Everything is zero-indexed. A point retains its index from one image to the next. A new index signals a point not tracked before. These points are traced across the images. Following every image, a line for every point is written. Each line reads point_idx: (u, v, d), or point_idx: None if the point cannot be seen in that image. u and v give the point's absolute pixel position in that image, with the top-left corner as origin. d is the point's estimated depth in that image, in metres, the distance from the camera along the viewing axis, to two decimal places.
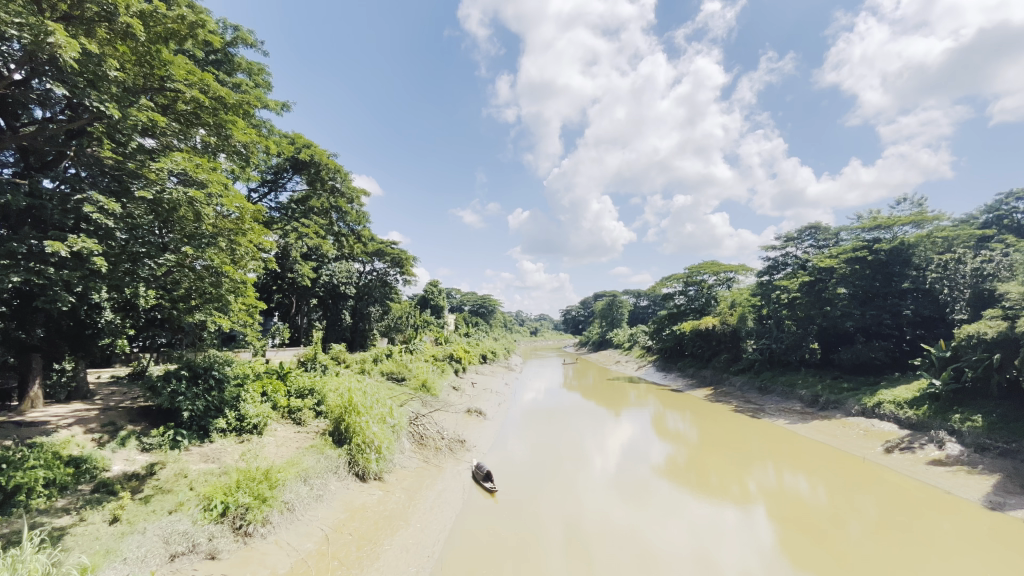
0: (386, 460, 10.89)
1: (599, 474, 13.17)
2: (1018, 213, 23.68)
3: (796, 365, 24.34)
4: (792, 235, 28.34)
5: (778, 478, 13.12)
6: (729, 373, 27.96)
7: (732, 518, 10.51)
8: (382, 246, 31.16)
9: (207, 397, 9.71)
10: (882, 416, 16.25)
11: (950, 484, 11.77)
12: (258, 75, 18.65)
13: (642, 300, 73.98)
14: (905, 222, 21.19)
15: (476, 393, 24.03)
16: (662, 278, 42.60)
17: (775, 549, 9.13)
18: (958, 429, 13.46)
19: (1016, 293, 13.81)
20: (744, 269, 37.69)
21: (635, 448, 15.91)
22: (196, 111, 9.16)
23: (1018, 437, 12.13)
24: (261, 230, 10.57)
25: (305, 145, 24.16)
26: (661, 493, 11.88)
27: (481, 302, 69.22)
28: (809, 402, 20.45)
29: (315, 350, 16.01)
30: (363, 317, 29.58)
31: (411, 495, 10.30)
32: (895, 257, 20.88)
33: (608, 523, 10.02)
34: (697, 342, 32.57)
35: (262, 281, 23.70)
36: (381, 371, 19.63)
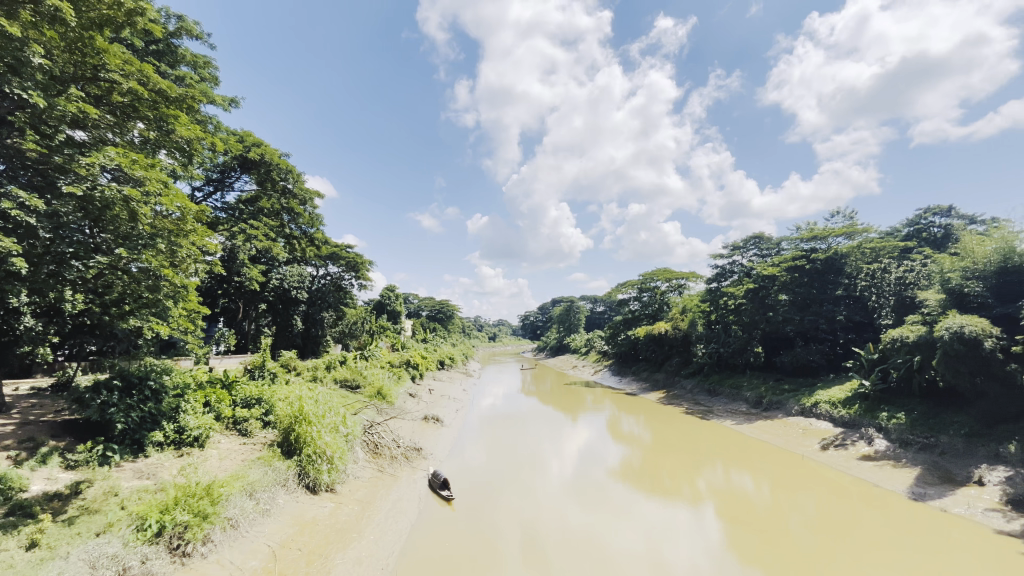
0: (339, 471, 10.53)
1: (556, 479, 13.26)
2: (935, 227, 25.97)
3: (742, 368, 25.33)
4: (738, 244, 29.80)
5: (726, 477, 13.65)
6: (681, 377, 29.00)
7: (684, 518, 10.85)
8: (336, 250, 30.39)
9: (142, 409, 9.06)
10: (819, 415, 17.28)
11: (879, 478, 12.67)
12: (204, 69, 17.75)
13: (599, 306, 75.64)
14: (838, 234, 22.70)
15: (433, 400, 23.66)
16: (617, 285, 43.69)
17: (723, 546, 9.50)
18: (885, 426, 14.51)
19: (934, 300, 15.11)
20: (695, 276, 39.24)
21: (591, 452, 16.17)
22: (134, 104, 8.64)
23: (935, 433, 13.17)
24: (205, 231, 10.02)
25: (255, 144, 23.09)
26: (618, 495, 12.11)
27: (439, 308, 68.07)
28: (753, 403, 21.50)
29: (263, 358, 15.30)
30: (316, 323, 28.45)
31: (364, 507, 9.99)
32: (829, 266, 22.29)
33: (565, 527, 10.11)
34: (650, 346, 33.38)
35: (206, 284, 22.50)
36: (334, 379, 18.99)
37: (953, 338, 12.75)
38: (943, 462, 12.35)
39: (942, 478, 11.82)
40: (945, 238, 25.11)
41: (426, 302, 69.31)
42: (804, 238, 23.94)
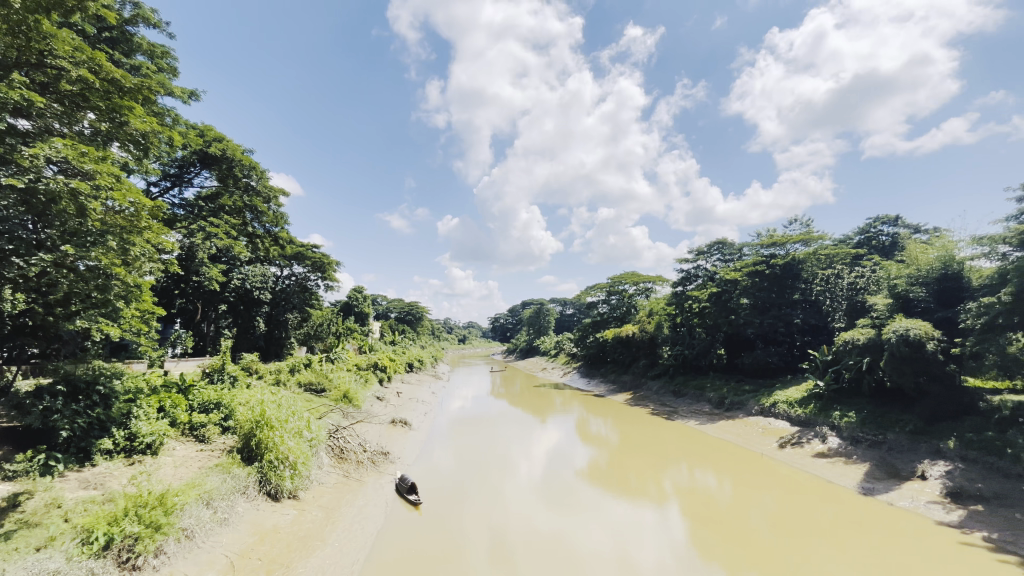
0: (303, 476, 10.24)
1: (525, 481, 13.31)
2: (883, 235, 27.44)
3: (705, 369, 26.09)
4: (702, 249, 30.65)
5: (690, 476, 14.00)
6: (648, 379, 29.60)
7: (649, 517, 11.06)
8: (302, 250, 29.73)
9: (89, 414, 8.60)
10: (777, 415, 17.97)
11: (832, 474, 13.26)
12: (161, 59, 16.98)
13: (568, 308, 76.34)
14: (796, 241, 23.65)
15: (401, 403, 23.34)
16: (587, 288, 44.20)
17: (687, 544, 9.73)
18: (837, 424, 15.20)
19: (882, 304, 15.96)
20: (661, 280, 40.13)
21: (560, 454, 16.30)
22: (84, 93, 8.19)
23: (883, 430, 13.89)
24: (160, 228, 9.54)
25: (216, 138, 22.14)
26: (585, 496, 12.27)
27: (408, 309, 67.04)
28: (716, 403, 22.14)
29: (223, 361, 14.74)
30: (279, 325, 27.91)
31: (328, 513, 9.77)
32: (787, 271, 23.17)
33: (533, 529, 10.15)
34: (618, 348, 33.95)
35: (161, 283, 21.53)
36: (298, 382, 18.47)
37: (899, 341, 13.50)
38: (890, 458, 13.04)
39: (888, 473, 12.48)
40: (891, 246, 26.59)
41: (394, 304, 68.23)
42: (764, 244, 24.83)
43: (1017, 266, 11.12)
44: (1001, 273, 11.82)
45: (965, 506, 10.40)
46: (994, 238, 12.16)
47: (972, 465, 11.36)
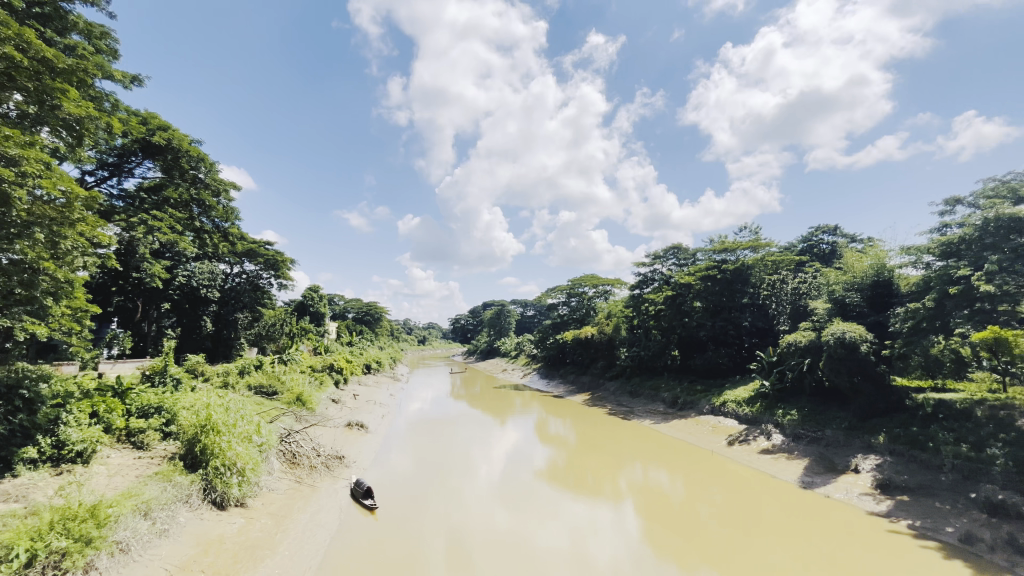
0: (251, 483, 9.80)
1: (484, 482, 13.29)
2: (823, 243, 29.17)
3: (660, 370, 26.90)
4: (659, 254, 31.58)
5: (645, 474, 14.40)
6: (606, 380, 30.22)
7: (606, 515, 11.28)
8: (254, 246, 28.91)
9: (10, 422, 7.91)
10: (726, 414, 18.76)
11: (775, 469, 13.99)
12: (100, 40, 15.87)
13: (529, 310, 76.84)
14: (745, 247, 24.71)
15: (357, 405, 22.78)
16: (547, 289, 44.64)
17: (641, 541, 9.98)
18: (780, 422, 16.05)
19: (822, 309, 16.90)
20: (620, 283, 41.07)
21: (519, 454, 16.37)
22: (10, 72, 7.49)
23: (822, 427, 14.75)
24: (95, 220, 8.91)
25: (161, 127, 20.66)
26: (543, 496, 12.36)
27: (367, 309, 65.45)
28: (670, 403, 22.88)
29: (165, 363, 13.91)
30: (228, 324, 26.65)
31: (278, 520, 9.40)
32: (737, 276, 24.22)
33: (491, 530, 10.14)
34: (577, 349, 34.47)
35: (96, 280, 20.16)
36: (248, 385, 17.70)
37: (837, 343, 14.37)
38: (827, 453, 13.87)
39: (826, 467, 13.27)
40: (831, 254, 28.32)
41: (352, 304, 66.54)
42: (716, 250, 25.80)
43: (939, 274, 12.09)
44: (926, 280, 12.79)
45: (892, 497, 11.20)
46: (919, 248, 13.13)
47: (899, 458, 12.25)
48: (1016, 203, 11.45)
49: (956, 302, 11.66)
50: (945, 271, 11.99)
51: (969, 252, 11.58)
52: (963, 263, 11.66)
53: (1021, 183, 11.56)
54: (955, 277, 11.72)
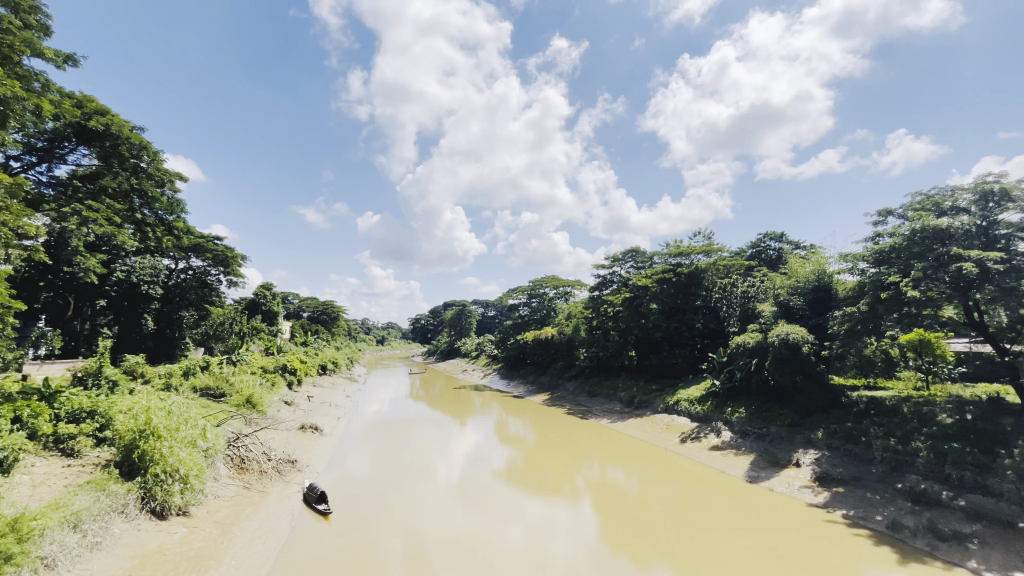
0: (195, 490, 9.31)
1: (442, 484, 13.16)
2: (770, 250, 30.71)
3: (618, 370, 27.52)
4: (618, 256, 32.30)
5: (602, 473, 14.67)
6: (565, 380, 30.64)
7: (564, 514, 11.41)
8: (201, 241, 27.60)
9: None
10: (679, 412, 19.42)
11: (723, 465, 14.63)
12: (29, 15, 14.67)
13: (490, 310, 76.85)
14: (699, 252, 25.65)
15: (311, 407, 22.03)
16: (509, 290, 44.75)
17: (598, 538, 10.16)
18: (729, 419, 16.77)
19: (766, 312, 17.55)
20: (580, 284, 41.73)
21: (478, 455, 16.33)
22: None
23: (767, 424, 15.51)
24: (22, 210, 8.24)
25: (98, 111, 19.23)
26: (502, 496, 12.39)
27: (323, 308, 63.47)
28: (626, 402, 23.46)
29: (99, 363, 12.98)
30: (172, 323, 25.14)
31: (224, 529, 8.97)
32: (691, 279, 25.11)
33: (449, 531, 10.10)
34: (537, 350, 34.74)
35: (21, 274, 18.67)
36: (193, 387, 16.78)
37: (781, 344, 15.16)
38: (771, 449, 14.59)
39: (770, 462, 13.97)
40: (777, 260, 29.88)
41: (308, 302, 64.33)
42: (672, 253, 26.63)
43: (872, 281, 13.06)
44: (861, 286, 13.68)
45: (830, 489, 11.91)
46: (856, 256, 14.03)
47: (835, 452, 13.04)
48: (939, 215, 12.44)
49: (886, 307, 12.55)
50: (877, 277, 12.98)
51: (899, 260, 12.44)
52: (894, 270, 12.72)
53: (944, 198, 12.57)
54: (887, 284, 12.71)
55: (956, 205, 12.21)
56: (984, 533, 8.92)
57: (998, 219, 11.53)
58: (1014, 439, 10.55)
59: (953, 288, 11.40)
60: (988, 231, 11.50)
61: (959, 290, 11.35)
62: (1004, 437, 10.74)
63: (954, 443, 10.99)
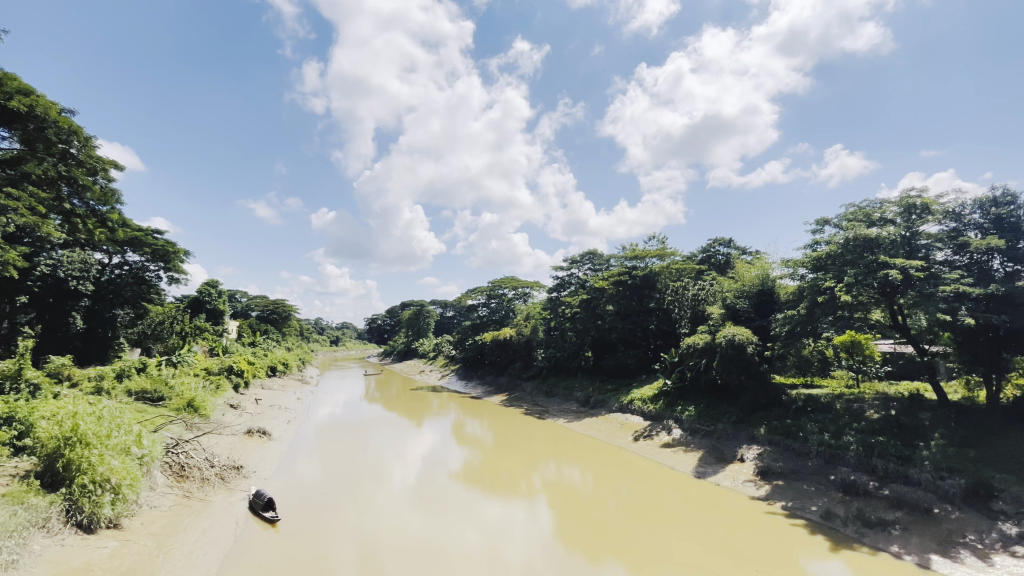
0: (128, 500, 8.73)
1: (397, 487, 12.94)
2: (719, 255, 32.07)
3: (574, 370, 27.96)
4: (576, 259, 32.82)
5: (558, 472, 14.84)
6: (523, 380, 30.83)
7: (519, 514, 11.48)
8: (139, 234, 25.92)
9: None
10: (633, 411, 19.95)
11: (674, 461, 15.16)
12: None
13: (449, 311, 76.16)
14: (653, 255, 26.39)
15: (259, 411, 21.08)
16: (467, 291, 44.51)
17: (553, 537, 10.28)
18: (680, 418, 17.39)
19: (715, 314, 18.38)
20: (538, 286, 42.08)
21: (434, 457, 16.15)
22: None
23: (714, 421, 16.18)
24: None
25: (23, 91, 17.62)
26: (457, 498, 12.30)
27: (273, 307, 60.85)
28: (582, 402, 23.87)
29: (19, 366, 11.92)
30: (105, 322, 23.28)
31: (161, 541, 8.46)
32: (645, 282, 25.84)
33: (403, 535, 9.93)
34: (495, 351, 34.75)
35: None
36: (127, 391, 15.69)
37: (728, 344, 15.84)
38: (718, 445, 15.23)
39: (717, 458, 14.59)
40: (726, 264, 31.24)
41: (256, 301, 61.53)
42: (628, 257, 27.24)
43: (809, 285, 13.82)
44: (800, 290, 14.44)
45: (770, 482, 12.57)
46: (796, 262, 14.87)
47: (775, 447, 13.78)
48: (869, 225, 13.37)
49: (823, 309, 13.38)
50: (814, 282, 13.75)
51: (834, 266, 13.29)
52: (828, 275, 13.49)
53: (873, 209, 13.51)
54: (822, 288, 13.49)
55: (883, 216, 13.19)
56: (905, 519, 9.69)
57: (919, 230, 12.62)
58: (931, 432, 11.52)
59: (881, 293, 12.51)
60: (911, 242, 12.59)
61: (886, 295, 12.52)
62: (922, 430, 11.71)
63: (880, 437, 11.87)
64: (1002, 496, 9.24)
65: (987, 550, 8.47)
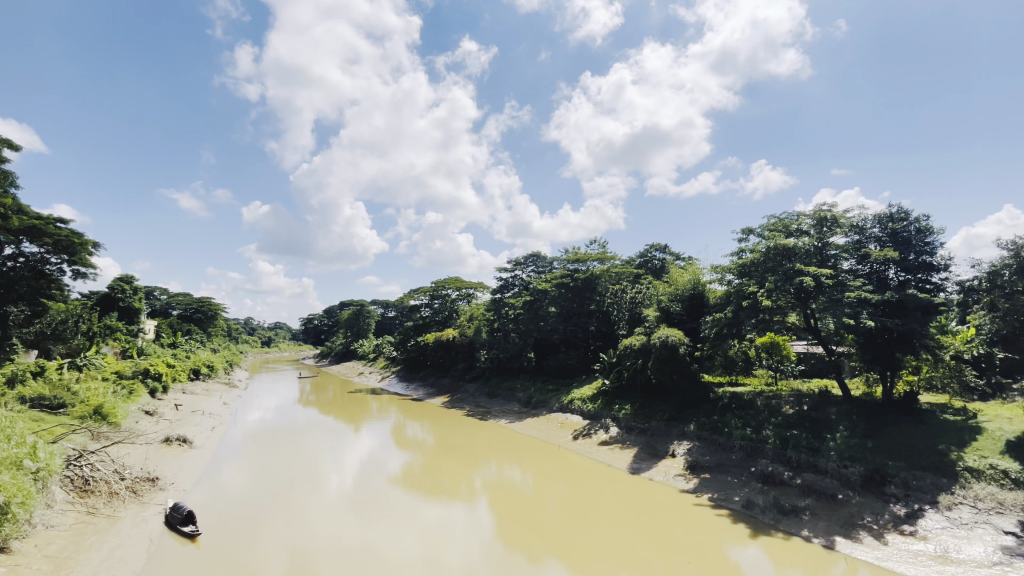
0: (20, 521, 7.77)
1: (333, 493, 12.48)
2: (655, 260, 33.62)
3: (517, 371, 28.28)
4: (519, 261, 33.11)
5: (499, 472, 14.91)
6: (465, 381, 30.72)
7: (460, 516, 11.43)
8: (39, 223, 23.27)
9: None
10: (572, 411, 20.43)
11: (610, 458, 15.68)
12: None
13: (390, 311, 74.35)
14: (595, 259, 27.15)
15: (179, 417, 19.51)
16: (410, 291, 43.67)
17: (494, 537, 10.34)
18: (617, 416, 18.02)
19: (650, 317, 19.24)
20: (482, 287, 41.98)
21: (373, 461, 15.72)
22: None
23: (648, 419, 16.90)
24: None
25: None
26: (396, 502, 12.05)
27: (197, 305, 56.54)
28: (524, 402, 24.13)
29: None
30: None
31: (59, 564, 7.62)
32: (586, 285, 26.69)
33: (339, 542, 9.63)
34: (437, 352, 34.12)
35: None
36: (19, 397, 13.97)
37: (661, 345, 16.54)
38: (651, 442, 15.92)
39: (650, 454, 15.27)
40: (661, 269, 32.73)
41: (177, 299, 56.85)
42: (570, 260, 27.93)
43: (735, 291, 14.74)
44: (727, 294, 15.40)
45: (698, 475, 13.30)
46: (724, 268, 15.83)
47: (703, 442, 14.61)
48: (788, 236, 14.36)
49: (747, 313, 14.27)
50: (739, 288, 14.68)
51: (757, 273, 14.26)
52: (751, 281, 14.43)
53: (791, 220, 14.50)
54: (747, 293, 14.41)
55: (799, 228, 14.23)
56: (814, 505, 10.61)
57: (829, 241, 13.81)
58: (836, 425, 12.70)
59: (796, 299, 13.54)
60: (822, 251, 13.78)
61: (801, 300, 13.43)
62: (829, 423, 12.88)
63: (794, 431, 12.93)
64: (894, 481, 10.39)
65: (881, 530, 9.46)
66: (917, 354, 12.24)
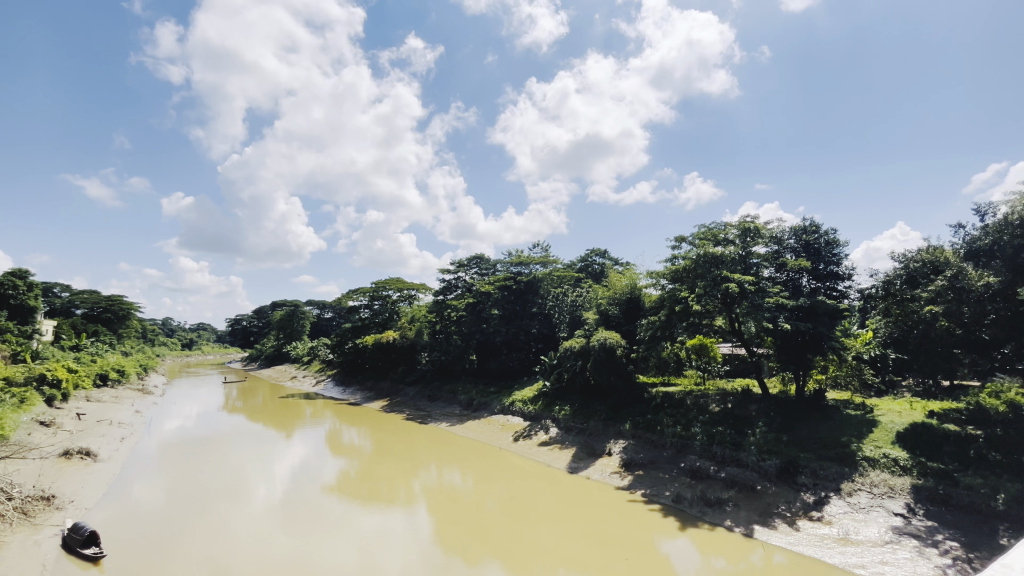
0: None
1: (260, 504, 11.80)
2: (595, 264, 34.62)
3: (458, 374, 27.80)
4: (463, 262, 32.91)
5: (438, 476, 14.72)
6: (405, 384, 30.05)
7: (398, 522, 11.20)
8: None
9: None
10: (513, 412, 20.57)
11: (549, 459, 15.94)
12: None
13: (326, 312, 71.27)
14: (537, 262, 27.68)
15: (82, 428, 17.61)
16: (348, 291, 42.13)
17: (432, 542, 10.19)
18: (556, 417, 18.33)
19: (590, 320, 19.81)
20: (424, 288, 41.13)
21: (305, 469, 15.01)
22: None
23: (586, 420, 17.32)
24: None
25: None
26: (330, 511, 11.60)
27: (107, 304, 51.32)
28: (465, 405, 23.97)
29: None
30: None
31: None
32: (529, 288, 27.04)
33: (265, 557, 9.11)
34: (375, 355, 32.96)
35: None
36: None
37: (600, 348, 17.14)
38: (589, 441, 16.35)
39: (588, 453, 15.68)
40: (601, 273, 33.76)
41: (83, 296, 51.32)
42: (513, 262, 28.18)
43: (669, 295, 15.42)
44: (661, 299, 16.07)
45: (633, 472, 13.85)
46: (659, 273, 16.59)
47: (638, 440, 15.22)
48: (716, 244, 15.13)
49: (679, 317, 15.15)
50: (672, 292, 15.38)
51: (689, 279, 15.00)
52: (683, 287, 15.25)
53: (718, 230, 15.30)
54: (680, 299, 15.15)
55: (726, 237, 15.06)
56: (736, 497, 11.36)
57: (752, 249, 14.84)
58: (756, 421, 13.68)
59: (722, 304, 14.44)
60: (746, 259, 14.74)
61: (726, 305, 14.38)
62: (750, 420, 13.86)
63: (719, 427, 13.77)
64: (805, 471, 11.32)
65: (794, 517, 10.30)
66: (825, 354, 13.44)
